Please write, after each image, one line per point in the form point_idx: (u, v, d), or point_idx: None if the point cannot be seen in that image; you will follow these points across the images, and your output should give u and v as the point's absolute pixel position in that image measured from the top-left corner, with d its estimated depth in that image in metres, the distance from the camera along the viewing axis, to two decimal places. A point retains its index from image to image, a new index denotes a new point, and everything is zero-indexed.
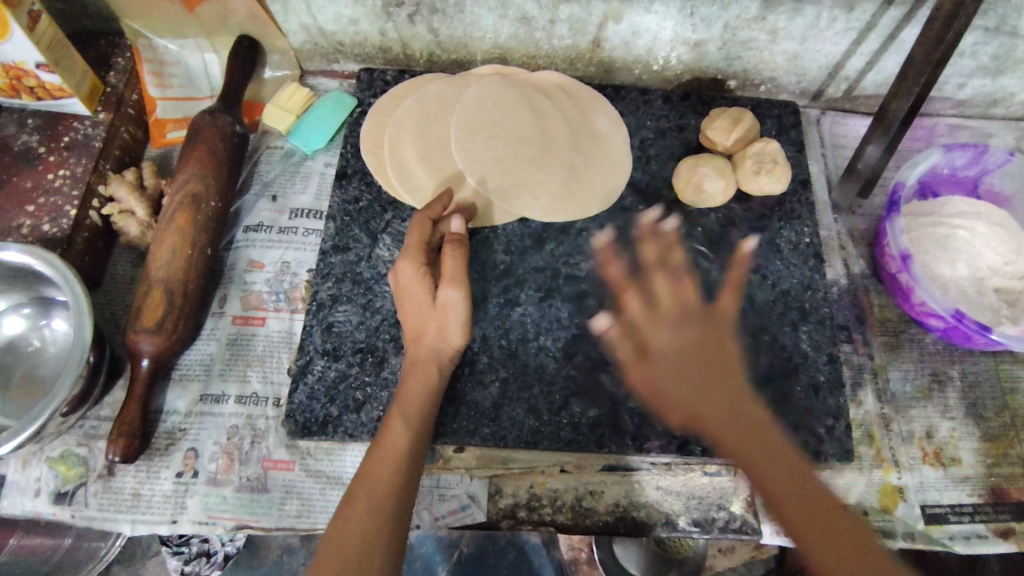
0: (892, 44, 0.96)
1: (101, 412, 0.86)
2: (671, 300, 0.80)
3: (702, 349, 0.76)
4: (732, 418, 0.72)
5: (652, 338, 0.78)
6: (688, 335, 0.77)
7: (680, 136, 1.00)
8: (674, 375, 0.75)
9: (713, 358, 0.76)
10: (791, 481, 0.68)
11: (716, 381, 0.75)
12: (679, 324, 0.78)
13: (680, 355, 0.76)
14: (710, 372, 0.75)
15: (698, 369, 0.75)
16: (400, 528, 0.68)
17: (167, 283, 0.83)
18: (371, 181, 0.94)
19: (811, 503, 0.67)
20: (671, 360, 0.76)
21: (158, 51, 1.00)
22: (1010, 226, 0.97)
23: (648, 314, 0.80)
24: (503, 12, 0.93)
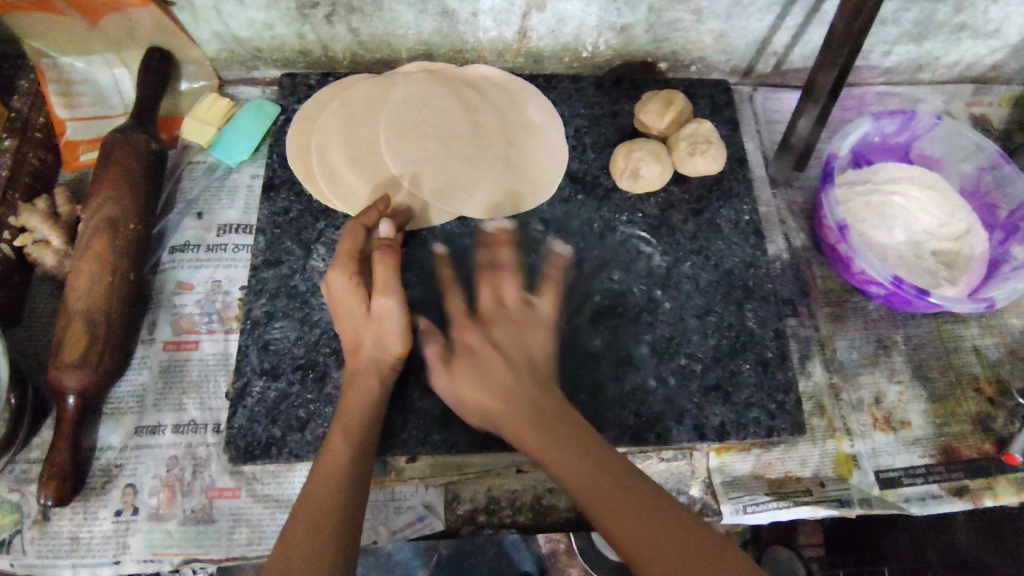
0: (814, 16, 0.96)
1: (30, 454, 0.81)
2: (498, 303, 0.81)
3: (514, 365, 0.76)
4: (567, 459, 0.68)
5: (464, 333, 0.79)
6: (511, 353, 0.77)
7: (614, 122, 0.99)
8: (484, 397, 0.75)
9: (515, 356, 0.77)
10: (627, 498, 0.65)
11: (532, 426, 0.71)
12: (500, 321, 0.80)
13: (497, 371, 0.75)
14: (518, 409, 0.73)
15: (490, 390, 0.75)
16: (346, 552, 0.65)
17: (87, 313, 0.79)
18: (300, 191, 0.91)
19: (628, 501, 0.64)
20: (480, 357, 0.77)
21: (64, 70, 0.95)
22: (942, 189, 0.99)
23: (474, 319, 0.81)
24: (422, 7, 0.91)
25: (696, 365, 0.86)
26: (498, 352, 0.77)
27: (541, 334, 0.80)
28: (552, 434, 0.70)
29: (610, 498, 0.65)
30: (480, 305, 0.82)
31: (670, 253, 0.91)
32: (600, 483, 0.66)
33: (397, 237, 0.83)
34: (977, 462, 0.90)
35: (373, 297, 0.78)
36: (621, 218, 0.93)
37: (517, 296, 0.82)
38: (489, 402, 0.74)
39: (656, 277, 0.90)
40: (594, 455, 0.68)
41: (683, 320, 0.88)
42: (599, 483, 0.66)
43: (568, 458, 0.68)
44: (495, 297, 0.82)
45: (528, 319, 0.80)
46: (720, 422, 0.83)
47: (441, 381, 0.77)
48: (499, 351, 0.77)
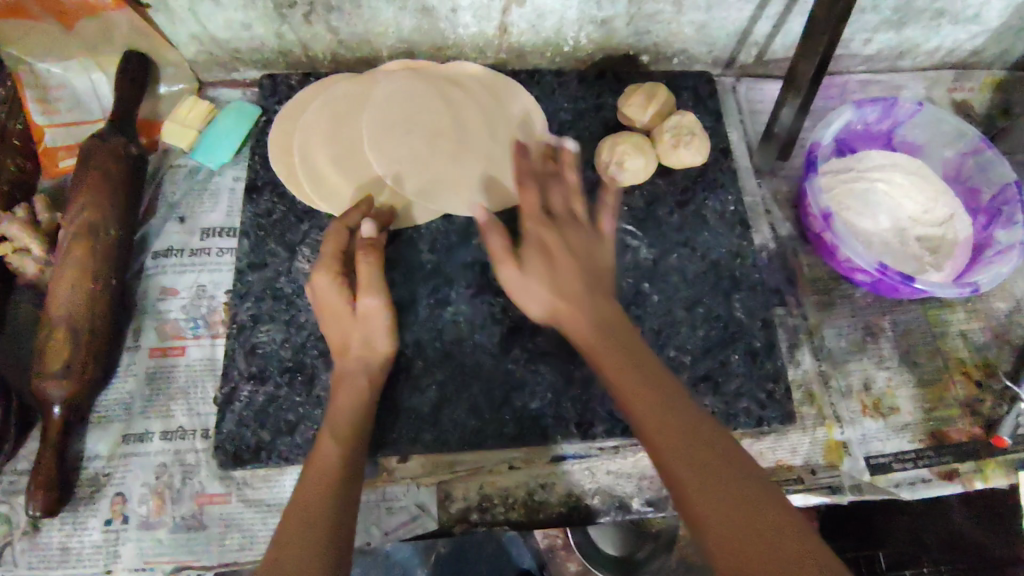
0: (794, 5, 0.96)
1: (17, 466, 0.80)
2: (565, 211, 0.80)
3: (591, 283, 0.74)
4: (645, 400, 0.64)
5: (530, 230, 0.78)
6: (587, 262, 0.75)
7: (598, 116, 0.98)
8: (547, 292, 0.73)
9: (588, 266, 0.75)
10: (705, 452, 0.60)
11: (618, 357, 0.67)
12: (573, 228, 0.78)
13: (565, 274, 0.73)
14: (601, 332, 0.70)
15: (555, 284, 0.73)
16: (339, 547, 0.65)
17: (69, 322, 0.78)
18: (283, 192, 0.90)
19: (704, 457, 0.59)
20: (550, 250, 0.75)
21: (41, 77, 0.93)
22: (926, 174, 0.99)
23: (530, 214, 0.79)
24: (402, 4, 0.90)
25: (685, 356, 0.86)
26: (566, 249, 0.75)
27: (599, 252, 0.77)
28: (643, 377, 0.65)
29: (689, 460, 0.59)
30: (548, 207, 0.80)
31: (656, 245, 0.91)
32: (682, 440, 0.60)
33: (380, 236, 0.82)
34: (966, 445, 0.91)
35: (359, 297, 0.77)
36: None
37: (584, 211, 0.81)
38: (553, 295, 0.73)
39: (643, 270, 0.90)
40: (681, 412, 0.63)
41: (671, 312, 0.88)
42: (683, 439, 0.60)
43: (653, 407, 0.63)
44: (564, 203, 0.81)
45: (590, 237, 0.78)
46: (710, 413, 0.84)
47: (510, 272, 0.76)
48: (567, 250, 0.75)
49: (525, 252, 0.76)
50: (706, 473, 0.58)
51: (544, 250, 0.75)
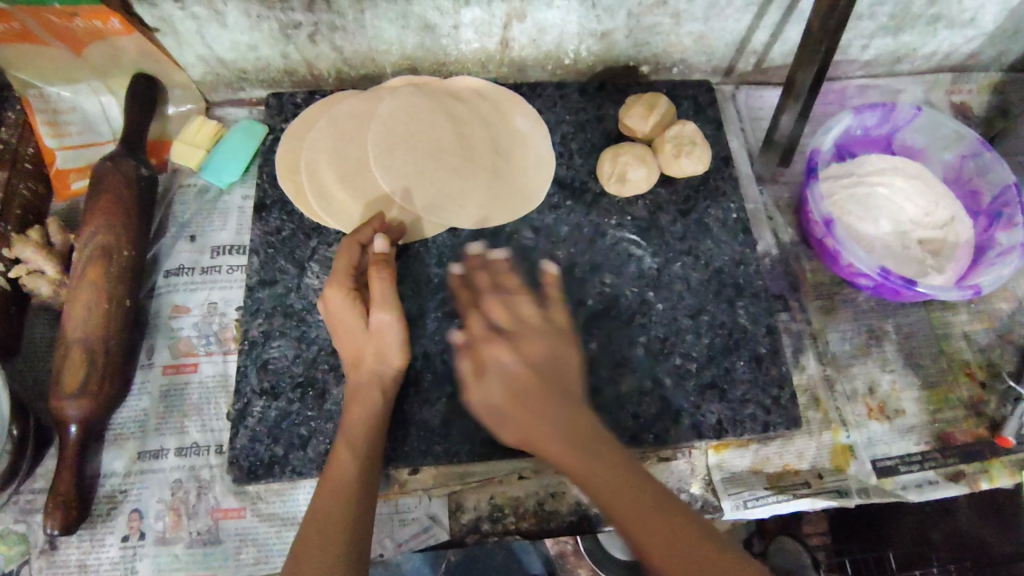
0: (791, 14, 0.98)
1: (35, 484, 0.82)
2: (529, 317, 0.77)
3: (545, 378, 0.72)
4: (600, 472, 0.67)
5: (484, 349, 0.76)
6: (542, 364, 0.73)
7: (600, 127, 1.00)
8: (517, 424, 0.71)
9: (547, 373, 0.73)
10: (660, 519, 0.64)
11: (575, 455, 0.68)
12: (533, 336, 0.76)
13: (527, 392, 0.72)
14: (563, 434, 0.69)
15: (515, 399, 0.71)
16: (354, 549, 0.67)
17: (85, 342, 0.79)
18: (291, 210, 0.91)
19: (666, 525, 0.64)
20: (512, 374, 0.73)
21: (50, 99, 0.95)
22: (926, 178, 1.00)
23: (486, 334, 0.77)
24: (404, 22, 0.91)
25: (691, 364, 0.87)
26: (536, 365, 0.73)
27: (566, 350, 0.76)
28: (617, 475, 0.67)
29: (654, 527, 0.64)
30: (499, 324, 0.78)
31: (660, 254, 0.93)
32: (661, 526, 0.64)
33: (391, 251, 0.84)
34: (972, 446, 0.92)
35: (373, 312, 0.78)
36: (611, 222, 0.94)
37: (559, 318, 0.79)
38: (514, 414, 0.71)
39: (647, 279, 0.91)
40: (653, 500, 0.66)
41: (676, 319, 0.89)
42: (658, 535, 0.63)
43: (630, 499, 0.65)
44: (510, 312, 0.78)
45: (552, 339, 0.76)
46: (717, 420, 0.85)
47: (474, 392, 0.75)
48: (531, 373, 0.72)
49: (489, 368, 0.74)
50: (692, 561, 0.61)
51: (504, 372, 0.73)
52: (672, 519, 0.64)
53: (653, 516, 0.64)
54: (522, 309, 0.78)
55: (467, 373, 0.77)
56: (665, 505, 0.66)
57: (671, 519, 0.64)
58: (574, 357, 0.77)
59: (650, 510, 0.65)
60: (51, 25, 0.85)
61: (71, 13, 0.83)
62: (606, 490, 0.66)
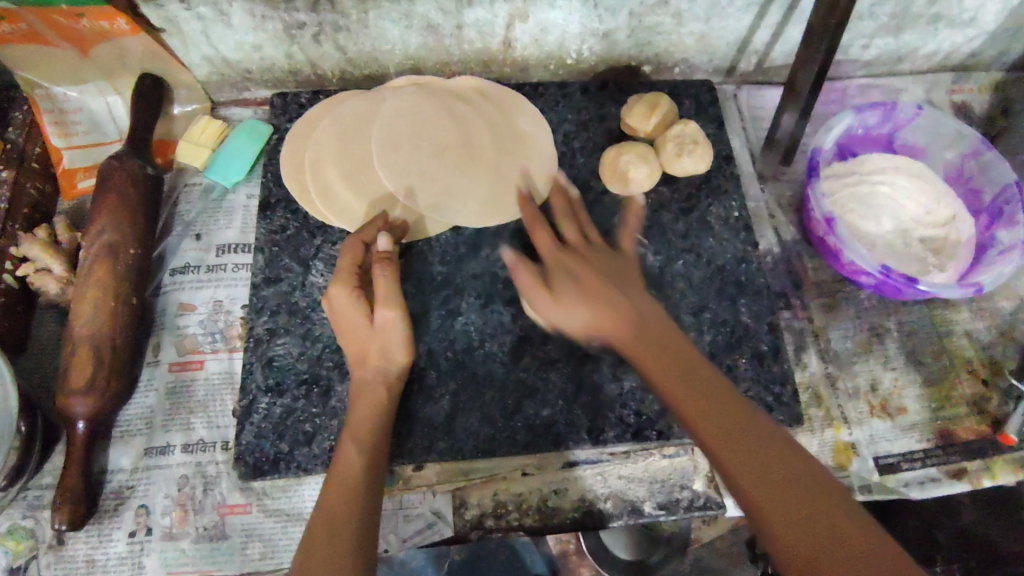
0: (792, 14, 0.98)
1: (42, 480, 0.83)
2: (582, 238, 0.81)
3: (608, 275, 0.75)
4: (686, 387, 0.65)
5: (555, 260, 0.79)
6: (597, 265, 0.76)
7: (602, 126, 1.00)
8: (591, 318, 0.72)
9: (610, 273, 0.76)
10: (751, 437, 0.62)
11: (661, 367, 0.67)
12: (599, 257, 0.78)
13: (596, 283, 0.74)
14: (659, 353, 0.68)
15: (587, 300, 0.73)
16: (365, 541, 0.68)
17: (92, 339, 0.80)
18: (296, 209, 0.92)
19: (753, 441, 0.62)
20: (583, 278, 0.75)
21: (57, 99, 0.96)
22: (927, 176, 1.01)
23: (557, 248, 0.80)
24: (408, 22, 0.92)
25: None
26: (598, 271, 0.75)
27: (623, 263, 0.79)
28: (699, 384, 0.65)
29: (741, 443, 0.61)
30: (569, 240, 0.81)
31: (662, 252, 0.93)
32: (739, 437, 0.62)
33: (394, 249, 0.83)
34: (975, 444, 0.92)
35: (377, 309, 0.79)
36: (613, 220, 0.94)
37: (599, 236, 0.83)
38: (592, 314, 0.72)
39: (649, 277, 0.91)
40: (736, 411, 0.63)
41: (678, 317, 0.89)
42: (743, 449, 0.61)
43: (711, 406, 0.64)
44: (577, 233, 0.82)
45: (614, 258, 0.79)
46: None
47: (548, 306, 0.76)
48: (597, 275, 0.75)
49: (555, 279, 0.77)
50: (765, 473, 0.60)
51: (576, 276, 0.76)
52: (765, 437, 0.62)
53: (751, 443, 0.61)
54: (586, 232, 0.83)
55: (532, 286, 0.78)
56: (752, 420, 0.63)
57: (762, 435, 0.62)
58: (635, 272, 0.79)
59: (730, 420, 0.63)
60: (57, 25, 0.86)
61: (77, 14, 0.84)
62: (686, 397, 0.65)
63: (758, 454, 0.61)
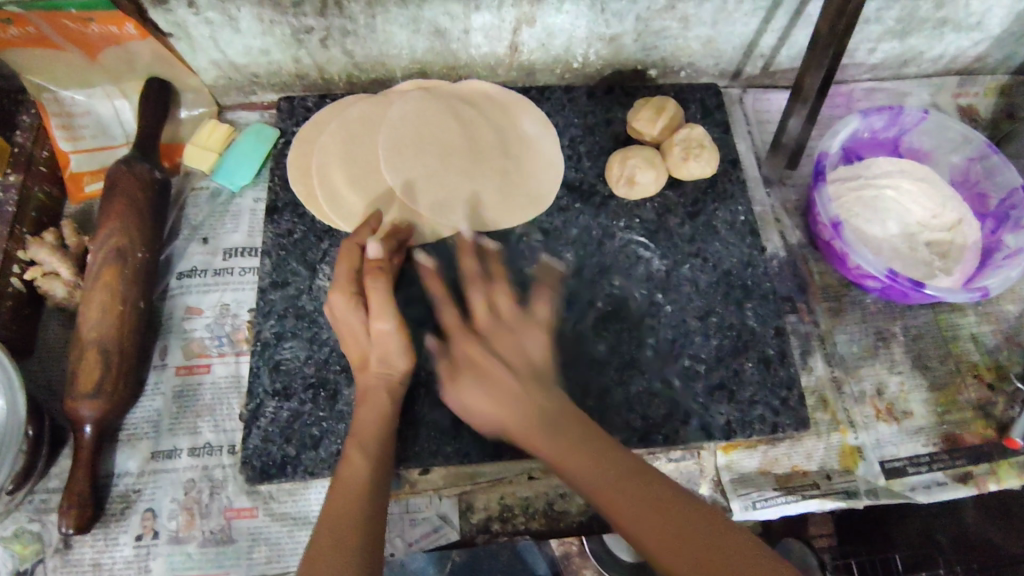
0: (799, 18, 0.98)
1: (49, 484, 0.83)
2: (493, 313, 0.79)
3: (519, 369, 0.76)
4: (608, 483, 0.68)
5: (461, 344, 0.78)
6: (515, 374, 0.75)
7: (608, 130, 1.00)
8: (499, 416, 0.74)
9: (519, 364, 0.76)
10: (670, 521, 0.64)
11: (585, 467, 0.69)
12: (510, 335, 0.78)
13: (506, 381, 0.75)
14: (582, 450, 0.70)
15: (493, 398, 0.74)
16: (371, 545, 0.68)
17: (100, 343, 0.80)
18: (303, 213, 0.92)
19: (680, 531, 0.64)
20: (482, 367, 0.76)
21: (64, 103, 0.96)
22: (934, 180, 1.01)
23: (460, 328, 0.79)
24: (415, 27, 0.92)
25: (700, 365, 0.87)
26: (497, 367, 0.75)
27: (536, 343, 0.78)
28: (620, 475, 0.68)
29: (663, 532, 0.64)
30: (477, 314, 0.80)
31: (668, 256, 0.93)
32: (667, 527, 0.64)
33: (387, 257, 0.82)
34: (980, 448, 0.92)
35: (373, 321, 0.78)
36: (619, 224, 0.94)
37: (509, 306, 0.80)
38: (500, 414, 0.74)
39: (656, 281, 0.92)
40: (622, 474, 0.68)
41: (685, 321, 0.90)
42: (670, 539, 0.63)
43: (636, 494, 0.66)
44: (486, 304, 0.80)
45: (525, 334, 0.78)
46: (726, 421, 0.85)
47: (458, 396, 0.77)
48: (504, 375, 0.75)
49: (461, 368, 0.77)
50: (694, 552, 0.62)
51: (483, 369, 0.76)
52: (683, 516, 0.65)
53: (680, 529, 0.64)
54: (498, 305, 0.80)
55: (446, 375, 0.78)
56: (669, 504, 0.66)
57: (682, 515, 0.65)
58: (546, 351, 0.78)
59: (657, 502, 0.66)
60: (65, 30, 0.86)
61: (87, 18, 0.84)
62: (605, 490, 0.68)
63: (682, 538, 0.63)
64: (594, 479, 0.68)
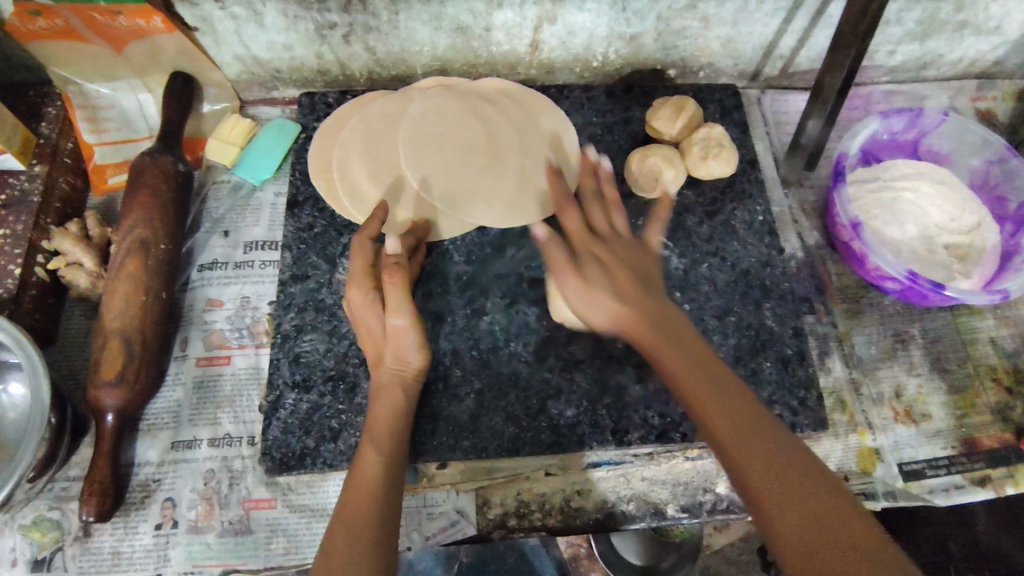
0: (820, 19, 0.98)
1: (69, 472, 0.83)
2: (610, 226, 0.79)
3: (641, 276, 0.74)
4: (715, 396, 0.64)
5: (579, 243, 0.78)
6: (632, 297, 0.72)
7: (627, 129, 1.01)
8: (614, 306, 0.72)
9: (642, 274, 0.74)
10: (773, 456, 0.61)
11: (699, 381, 0.66)
12: (623, 245, 0.77)
13: (625, 282, 0.73)
14: (690, 358, 0.68)
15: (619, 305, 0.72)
16: (385, 541, 0.68)
17: (123, 333, 0.81)
18: (323, 207, 0.93)
19: (789, 474, 0.60)
20: (609, 266, 0.74)
21: (89, 96, 0.97)
22: (953, 183, 1.00)
23: (580, 233, 0.79)
24: (437, 24, 0.93)
25: (718, 364, 0.87)
26: (620, 261, 0.75)
27: (650, 263, 0.77)
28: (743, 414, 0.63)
29: (763, 466, 0.60)
30: (593, 224, 0.80)
31: (687, 255, 0.93)
32: (772, 463, 0.60)
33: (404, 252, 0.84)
34: (999, 451, 0.91)
35: (389, 317, 0.78)
36: (637, 223, 0.94)
37: (623, 223, 0.80)
38: (619, 307, 0.72)
39: (674, 279, 0.92)
40: (738, 398, 0.64)
41: (702, 320, 0.89)
42: (769, 475, 0.60)
43: (744, 436, 0.62)
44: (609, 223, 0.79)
45: (638, 250, 0.77)
46: None
47: (572, 288, 0.74)
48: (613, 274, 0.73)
49: (584, 262, 0.75)
50: (791, 494, 0.59)
51: (600, 262, 0.75)
52: (795, 462, 0.61)
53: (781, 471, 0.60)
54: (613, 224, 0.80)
55: (560, 264, 0.76)
56: (779, 448, 0.61)
57: (795, 462, 0.61)
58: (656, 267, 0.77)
59: (780, 464, 0.60)
60: (93, 21, 0.87)
61: (115, 12, 0.85)
62: (709, 409, 0.64)
63: (783, 477, 0.60)
64: (720, 416, 0.63)
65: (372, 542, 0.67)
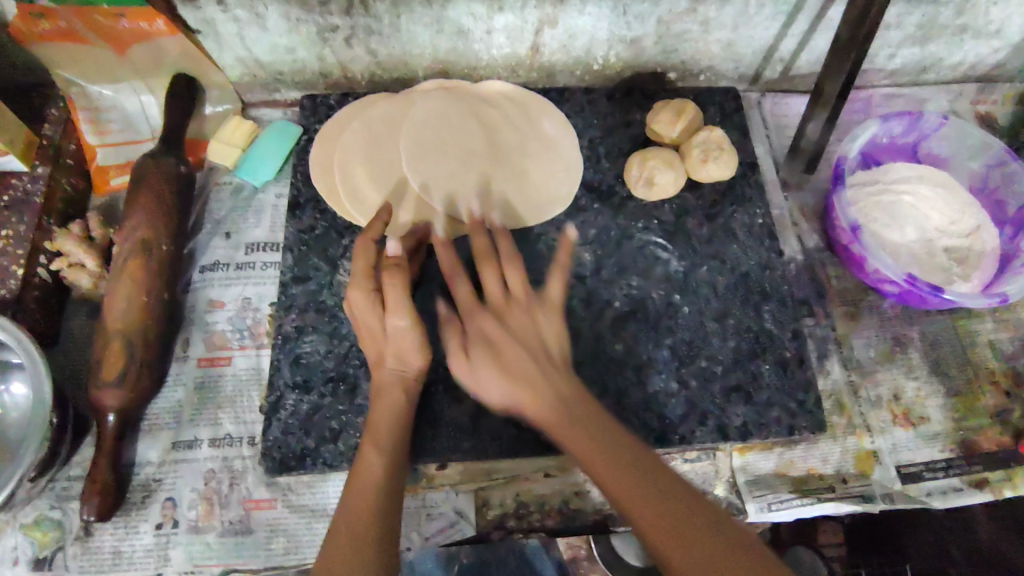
0: (820, 23, 0.99)
1: (71, 472, 0.84)
2: (506, 292, 0.77)
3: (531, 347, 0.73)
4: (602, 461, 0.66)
5: (470, 315, 0.76)
6: (571, 410, 0.69)
7: (627, 132, 1.01)
8: (507, 388, 0.72)
9: (532, 344, 0.74)
10: (667, 509, 0.63)
11: (589, 445, 0.67)
12: (519, 309, 0.76)
13: (518, 358, 0.72)
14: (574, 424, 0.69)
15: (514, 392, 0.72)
16: (388, 541, 0.68)
17: (124, 333, 0.81)
18: (324, 209, 0.93)
19: (688, 528, 0.62)
20: (496, 343, 0.73)
21: (93, 98, 0.97)
22: (953, 187, 1.00)
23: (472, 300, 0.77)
24: (438, 27, 0.93)
25: (716, 366, 0.87)
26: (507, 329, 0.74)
27: (549, 324, 0.77)
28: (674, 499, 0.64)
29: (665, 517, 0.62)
30: (494, 294, 0.77)
31: (686, 258, 0.93)
32: (673, 521, 0.62)
33: (405, 255, 0.81)
34: (997, 455, 0.92)
35: (389, 317, 0.78)
36: (637, 225, 0.95)
37: (525, 284, 0.78)
38: (508, 384, 0.71)
39: (674, 282, 0.92)
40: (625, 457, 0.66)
41: (701, 322, 0.90)
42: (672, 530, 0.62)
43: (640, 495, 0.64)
44: (504, 285, 0.77)
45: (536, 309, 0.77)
46: (742, 423, 0.85)
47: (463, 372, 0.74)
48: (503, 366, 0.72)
49: (472, 342, 0.75)
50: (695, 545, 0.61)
51: (489, 340, 0.74)
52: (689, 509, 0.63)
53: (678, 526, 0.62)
54: (509, 282, 0.78)
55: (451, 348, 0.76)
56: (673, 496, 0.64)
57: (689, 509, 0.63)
58: (558, 331, 0.77)
59: (674, 515, 0.62)
60: (96, 24, 0.88)
61: (118, 14, 0.87)
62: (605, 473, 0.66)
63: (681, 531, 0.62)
64: (613, 479, 0.65)
65: (375, 542, 0.67)
